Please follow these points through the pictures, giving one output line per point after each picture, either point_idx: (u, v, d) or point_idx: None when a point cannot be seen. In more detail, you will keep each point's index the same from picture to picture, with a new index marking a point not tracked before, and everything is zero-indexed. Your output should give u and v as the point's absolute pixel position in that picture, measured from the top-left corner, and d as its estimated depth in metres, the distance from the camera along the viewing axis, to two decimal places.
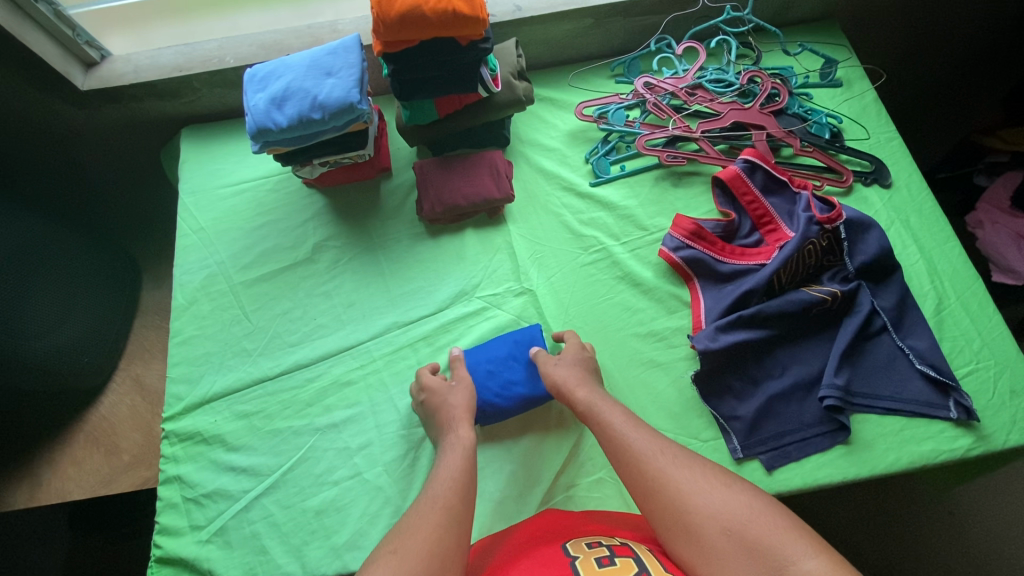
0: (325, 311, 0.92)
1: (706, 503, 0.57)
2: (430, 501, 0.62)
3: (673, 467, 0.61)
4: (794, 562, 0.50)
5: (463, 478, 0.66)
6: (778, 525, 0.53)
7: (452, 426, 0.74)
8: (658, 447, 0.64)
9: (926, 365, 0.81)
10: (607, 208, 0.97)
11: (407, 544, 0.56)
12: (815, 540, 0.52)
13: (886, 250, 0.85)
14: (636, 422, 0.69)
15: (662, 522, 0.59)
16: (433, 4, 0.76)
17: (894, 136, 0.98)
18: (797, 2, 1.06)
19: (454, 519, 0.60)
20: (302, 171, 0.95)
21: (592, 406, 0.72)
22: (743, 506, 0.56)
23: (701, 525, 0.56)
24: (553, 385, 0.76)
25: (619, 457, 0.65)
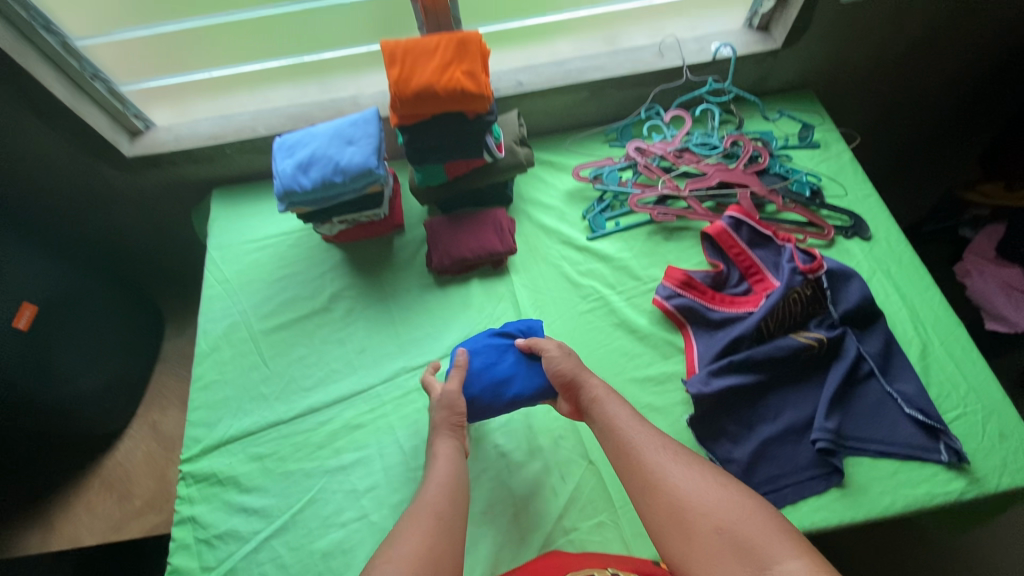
0: (338, 357, 0.98)
1: (701, 500, 0.58)
2: (423, 508, 0.64)
3: (672, 464, 0.63)
4: (779, 563, 0.50)
5: (453, 487, 0.69)
6: (770, 525, 0.54)
7: (435, 438, 0.77)
8: (659, 444, 0.66)
9: (914, 410, 0.83)
10: (603, 260, 1.04)
11: (402, 552, 0.56)
12: (802, 544, 0.51)
13: (868, 298, 0.90)
14: (641, 419, 0.71)
15: (655, 517, 0.60)
16: (444, 83, 0.86)
17: (871, 193, 1.05)
18: (773, 75, 1.17)
19: (447, 530, 0.62)
20: (322, 228, 1.04)
21: (601, 397, 0.74)
22: (736, 506, 0.56)
23: (694, 522, 0.56)
24: (562, 372, 0.78)
25: (621, 450, 0.67)
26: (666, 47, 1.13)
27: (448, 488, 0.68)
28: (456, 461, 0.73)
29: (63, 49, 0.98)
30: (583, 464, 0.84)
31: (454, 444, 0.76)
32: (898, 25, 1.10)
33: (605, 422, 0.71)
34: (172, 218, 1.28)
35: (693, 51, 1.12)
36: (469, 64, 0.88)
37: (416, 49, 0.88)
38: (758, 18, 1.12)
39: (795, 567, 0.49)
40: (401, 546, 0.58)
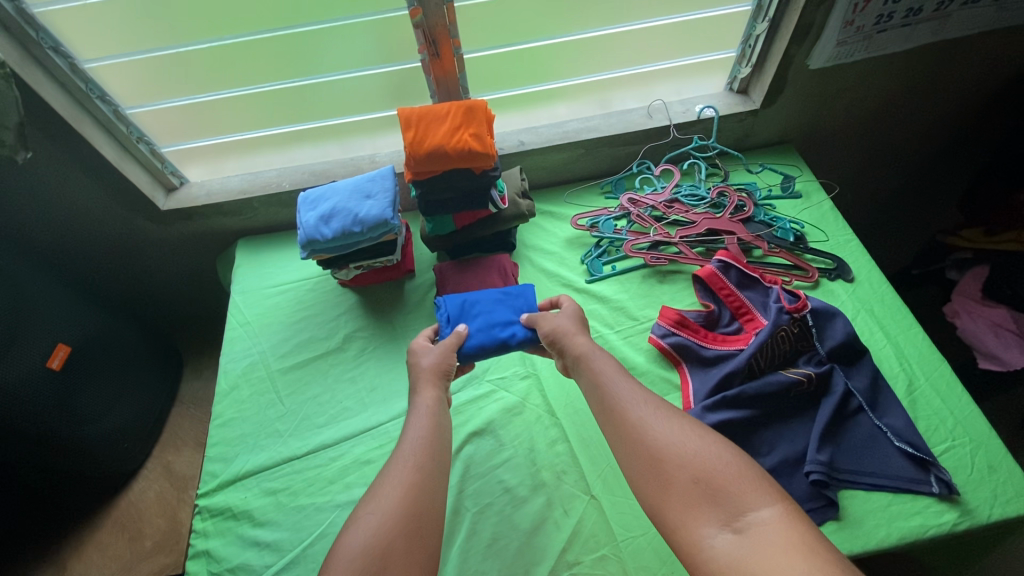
0: (351, 395, 1.03)
1: (683, 454, 0.67)
2: (401, 465, 0.73)
3: (654, 420, 0.72)
4: (752, 510, 0.60)
5: (429, 441, 0.76)
6: (742, 474, 0.64)
7: (419, 387, 0.83)
8: (644, 402, 0.75)
9: (904, 443, 0.87)
10: (601, 301, 1.10)
11: (383, 507, 0.67)
12: (769, 489, 0.62)
13: (852, 336, 0.95)
14: (625, 376, 0.81)
15: (636, 465, 0.69)
16: (455, 144, 0.96)
17: (851, 238, 1.13)
18: (755, 132, 1.27)
19: (426, 482, 0.71)
20: (339, 274, 1.11)
21: (587, 353, 0.84)
22: (715, 459, 0.66)
23: (674, 472, 0.66)
24: (549, 329, 0.90)
25: (607, 404, 0.77)
26: (654, 110, 1.24)
27: (424, 439, 0.76)
28: (436, 412, 0.80)
29: (114, 116, 1.07)
30: (585, 498, 0.88)
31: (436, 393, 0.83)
32: (868, 87, 1.20)
33: (592, 377, 0.81)
34: (197, 267, 1.35)
35: (679, 112, 1.23)
36: (476, 128, 0.98)
37: (428, 114, 0.99)
38: (738, 83, 1.24)
39: (766, 513, 0.59)
40: (381, 501, 0.68)
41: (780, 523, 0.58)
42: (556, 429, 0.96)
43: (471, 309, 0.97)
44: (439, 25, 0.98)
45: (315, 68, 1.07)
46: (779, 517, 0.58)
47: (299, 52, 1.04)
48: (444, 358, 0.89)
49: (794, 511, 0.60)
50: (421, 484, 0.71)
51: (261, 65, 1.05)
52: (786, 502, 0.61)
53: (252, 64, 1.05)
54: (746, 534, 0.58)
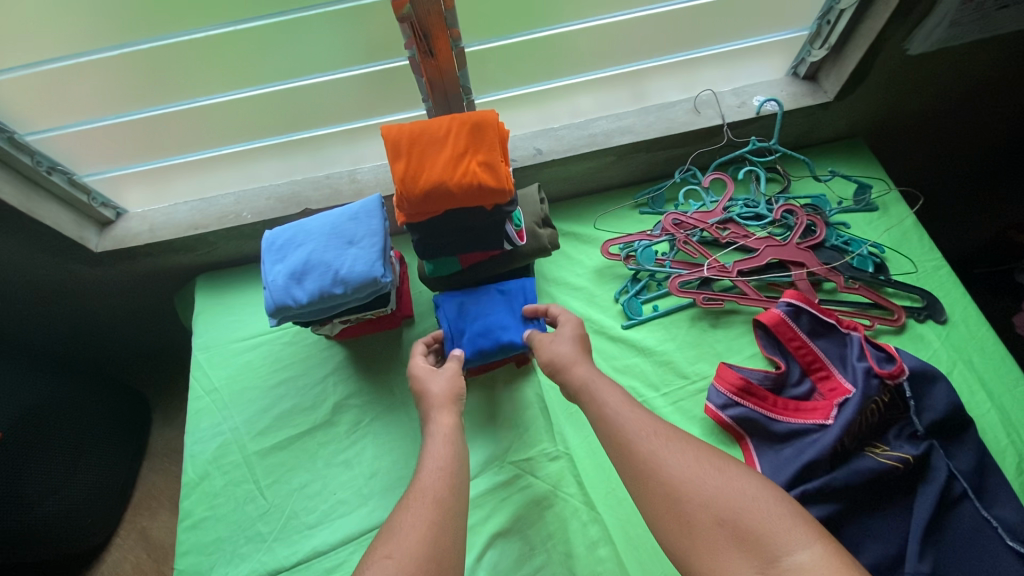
0: (345, 484, 0.85)
1: (700, 491, 0.57)
2: (421, 495, 0.63)
3: (664, 450, 0.62)
4: (788, 554, 0.50)
5: (452, 467, 0.66)
6: (774, 512, 0.54)
7: (432, 414, 0.73)
8: (650, 428, 0.65)
9: (1019, 543, 0.72)
10: (642, 353, 0.92)
11: (401, 548, 0.56)
12: (809, 526, 0.52)
13: (957, 406, 0.78)
14: (630, 401, 0.69)
15: (653, 509, 0.59)
16: (459, 178, 0.73)
17: (941, 265, 0.93)
18: (822, 126, 1.03)
19: (445, 516, 0.60)
20: (322, 329, 0.90)
21: (590, 384, 0.72)
22: (736, 493, 0.56)
23: (694, 514, 0.56)
24: (549, 359, 0.77)
25: (613, 435, 0.66)
26: (703, 103, 0.99)
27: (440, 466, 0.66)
28: (455, 438, 0.70)
29: (11, 146, 0.81)
30: None
31: (453, 418, 0.73)
32: (968, 71, 0.95)
33: (594, 411, 0.69)
34: (151, 307, 1.12)
35: (733, 106, 0.98)
36: (486, 154, 0.75)
37: (422, 137, 0.75)
38: (805, 67, 0.99)
39: (804, 558, 0.49)
40: (399, 542, 0.57)
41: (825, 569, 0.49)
42: (597, 527, 0.79)
43: (470, 311, 0.88)
44: (434, 14, 0.72)
45: (269, 71, 0.82)
46: (823, 562, 0.49)
47: (246, 49, 0.78)
48: (455, 381, 0.78)
49: (838, 552, 0.50)
50: (444, 517, 0.60)
51: (195, 70, 0.79)
52: (829, 540, 0.51)
53: (184, 71, 0.79)
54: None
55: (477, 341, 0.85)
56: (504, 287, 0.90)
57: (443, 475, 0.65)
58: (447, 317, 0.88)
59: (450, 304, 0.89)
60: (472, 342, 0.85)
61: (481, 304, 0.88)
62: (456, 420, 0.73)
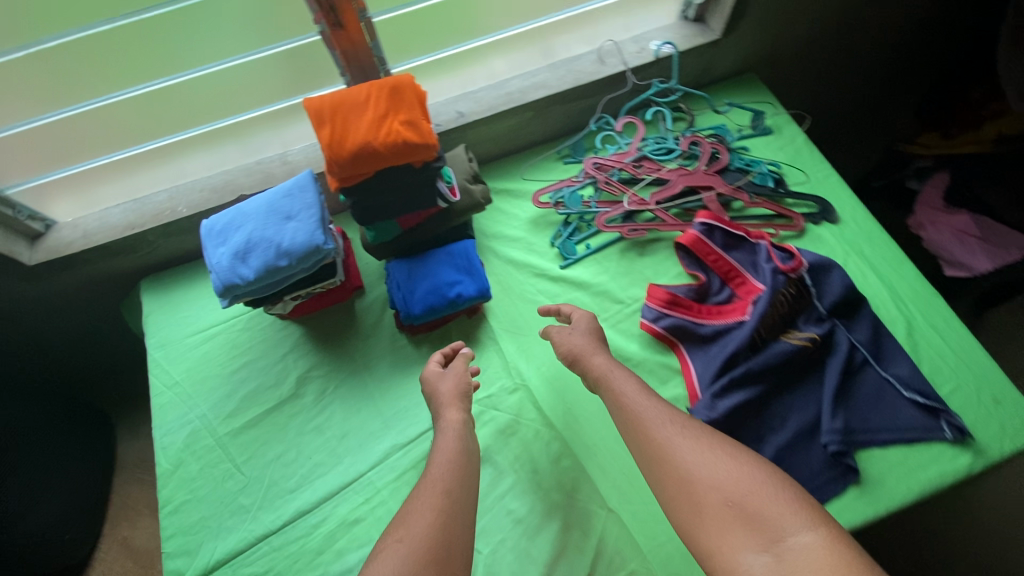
0: (320, 448, 0.89)
1: (710, 476, 0.62)
2: (431, 485, 0.69)
3: (679, 439, 0.67)
4: (790, 535, 0.55)
5: (460, 459, 0.73)
6: (781, 497, 0.59)
7: (441, 410, 0.80)
8: (667, 418, 0.71)
9: (913, 392, 0.85)
10: (582, 287, 1.00)
11: (412, 531, 0.62)
12: (814, 514, 0.57)
13: (850, 287, 0.90)
14: (648, 393, 0.76)
15: (667, 487, 0.65)
16: (384, 138, 0.78)
17: (830, 173, 1.05)
18: (717, 63, 1.13)
19: (453, 506, 0.67)
20: (275, 308, 0.94)
21: (606, 374, 0.79)
22: (745, 478, 0.61)
23: (704, 495, 0.61)
24: (567, 351, 0.84)
25: (629, 423, 0.73)
26: (606, 53, 1.07)
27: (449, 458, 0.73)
28: (464, 434, 0.77)
29: None
30: (603, 512, 0.82)
31: (461, 413, 0.79)
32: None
33: (614, 399, 0.76)
34: (94, 320, 1.11)
35: (634, 53, 1.06)
36: (407, 113, 0.80)
37: (344, 105, 0.80)
38: (692, 9, 1.08)
39: (806, 539, 0.54)
40: (410, 527, 0.63)
41: (822, 551, 0.53)
42: (558, 443, 0.87)
43: (418, 272, 0.92)
44: None
45: (184, 58, 0.84)
46: (823, 544, 0.53)
47: (159, 37, 0.81)
48: (460, 379, 0.84)
49: (837, 540, 0.54)
50: (447, 499, 0.67)
51: (108, 64, 0.81)
52: (832, 529, 0.55)
53: (96, 66, 0.81)
54: (784, 563, 0.53)
55: (427, 296, 0.89)
56: (447, 247, 0.95)
57: (451, 468, 0.72)
58: (397, 279, 0.92)
59: (399, 269, 0.93)
60: (422, 298, 0.89)
61: (427, 266, 0.92)
62: (464, 415, 0.80)
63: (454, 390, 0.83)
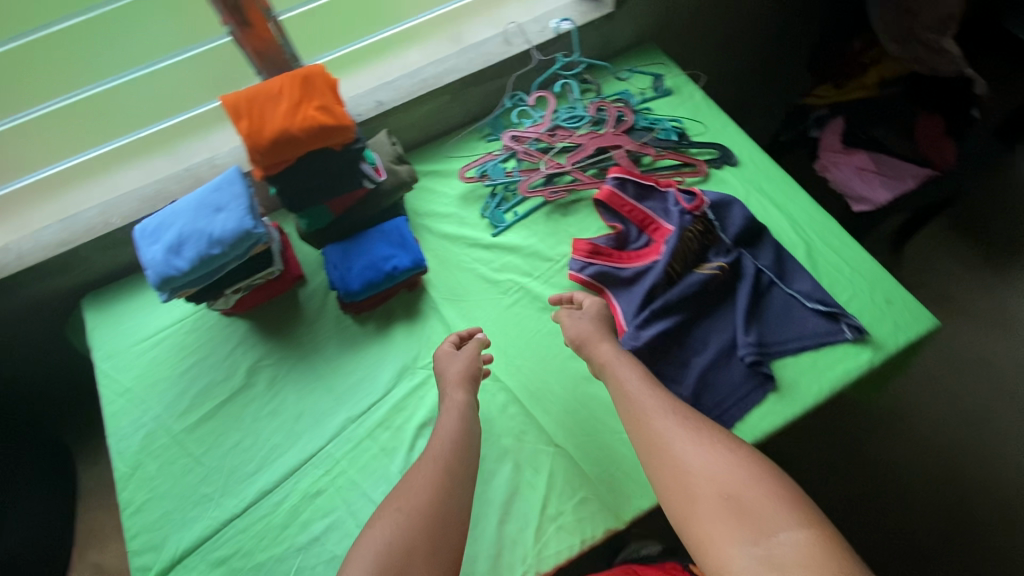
0: (276, 430, 0.92)
1: (708, 470, 0.65)
2: (432, 460, 0.74)
3: (680, 432, 0.70)
4: (780, 532, 0.57)
5: (462, 438, 0.77)
6: (774, 495, 0.61)
7: (448, 391, 0.84)
8: (671, 411, 0.74)
9: (816, 303, 0.93)
10: (514, 252, 1.06)
11: (411, 500, 0.69)
12: (806, 515, 0.59)
13: (750, 218, 0.99)
14: (653, 386, 0.79)
15: (664, 477, 0.68)
16: (300, 122, 0.84)
17: (727, 123, 1.14)
18: (616, 35, 1.22)
19: (452, 478, 0.73)
20: (218, 304, 0.97)
21: (611, 363, 0.82)
22: (741, 474, 0.64)
23: (700, 486, 0.64)
24: (575, 333, 0.88)
25: (631, 411, 0.76)
26: (511, 35, 1.15)
27: (455, 436, 0.77)
28: (467, 413, 0.81)
29: None
30: (551, 449, 0.88)
31: (466, 396, 0.83)
32: None
33: (617, 387, 0.79)
34: (39, 347, 1.12)
35: (536, 32, 1.15)
36: (320, 99, 0.86)
37: (258, 97, 0.85)
38: None
39: (793, 537, 0.56)
40: (407, 496, 0.70)
41: (806, 550, 0.55)
42: (504, 393, 0.93)
43: (354, 252, 0.97)
44: None
45: (108, 66, 0.95)
46: (811, 544, 0.56)
47: (83, 48, 0.93)
48: (470, 362, 0.87)
49: (826, 542, 0.56)
50: (446, 474, 0.73)
51: (40, 76, 0.92)
52: (823, 530, 0.57)
53: (28, 76, 0.92)
54: (773, 556, 0.55)
55: (364, 273, 0.94)
56: (380, 227, 1.00)
57: (452, 445, 0.76)
58: (335, 262, 0.96)
59: (336, 252, 0.98)
60: (360, 275, 0.94)
61: (363, 246, 0.97)
62: (468, 395, 0.83)
63: (459, 374, 0.85)
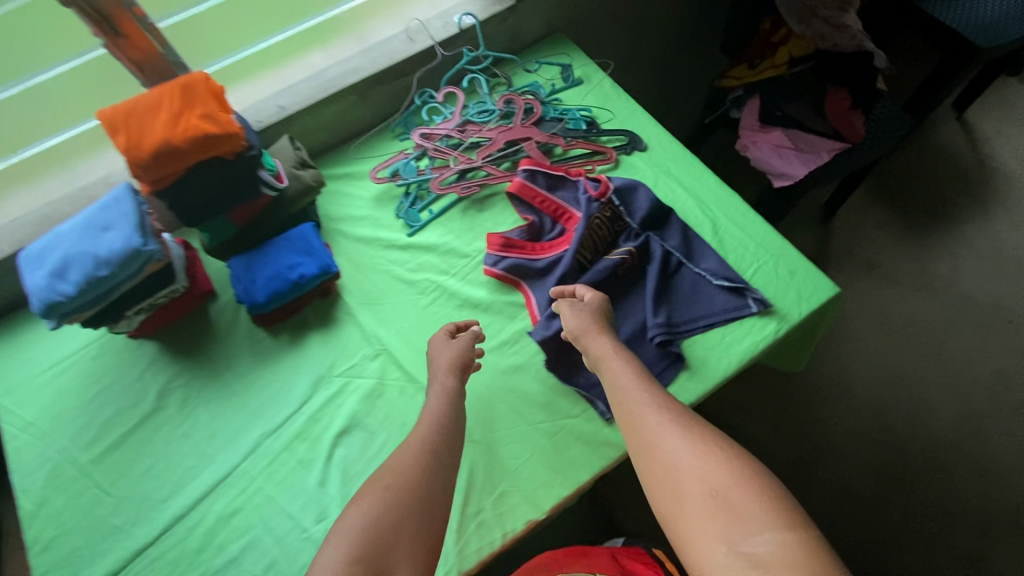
0: (189, 452, 0.89)
1: (698, 467, 0.64)
2: (425, 439, 0.76)
3: (672, 429, 0.69)
4: (765, 532, 0.56)
5: (449, 421, 0.79)
6: (763, 494, 0.59)
7: (436, 376, 0.85)
8: (667, 407, 0.73)
9: (722, 279, 0.95)
10: (430, 250, 1.05)
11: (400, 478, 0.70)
12: (795, 518, 0.57)
13: (655, 201, 1.01)
14: (649, 383, 0.78)
15: (654, 475, 0.67)
16: (181, 133, 0.81)
17: (636, 109, 1.16)
18: (523, 28, 1.22)
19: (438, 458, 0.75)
20: (120, 327, 0.93)
21: (608, 359, 0.81)
22: (731, 473, 0.62)
23: (689, 484, 0.63)
24: (572, 323, 0.87)
25: (626, 407, 0.75)
26: (414, 32, 1.14)
27: (438, 421, 0.79)
28: (453, 398, 0.82)
29: None
30: (470, 447, 0.88)
31: (456, 383, 0.83)
32: None
33: (613, 383, 0.79)
34: None
35: (439, 28, 1.14)
36: (203, 108, 0.83)
37: (137, 110, 0.81)
38: None
39: (776, 539, 0.55)
40: (395, 474, 0.71)
41: (789, 553, 0.54)
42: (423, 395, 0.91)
43: (258, 264, 0.94)
44: None
45: None
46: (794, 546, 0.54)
47: None
48: (461, 352, 0.87)
49: (812, 546, 0.54)
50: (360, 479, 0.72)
51: None
52: (811, 534, 0.55)
53: None
54: (755, 557, 0.54)
55: (269, 283, 0.93)
56: (285, 235, 0.98)
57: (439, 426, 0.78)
58: (239, 275, 0.94)
59: (239, 265, 0.95)
60: (265, 286, 0.92)
61: (267, 256, 0.95)
62: (457, 384, 0.84)
63: (451, 361, 0.86)
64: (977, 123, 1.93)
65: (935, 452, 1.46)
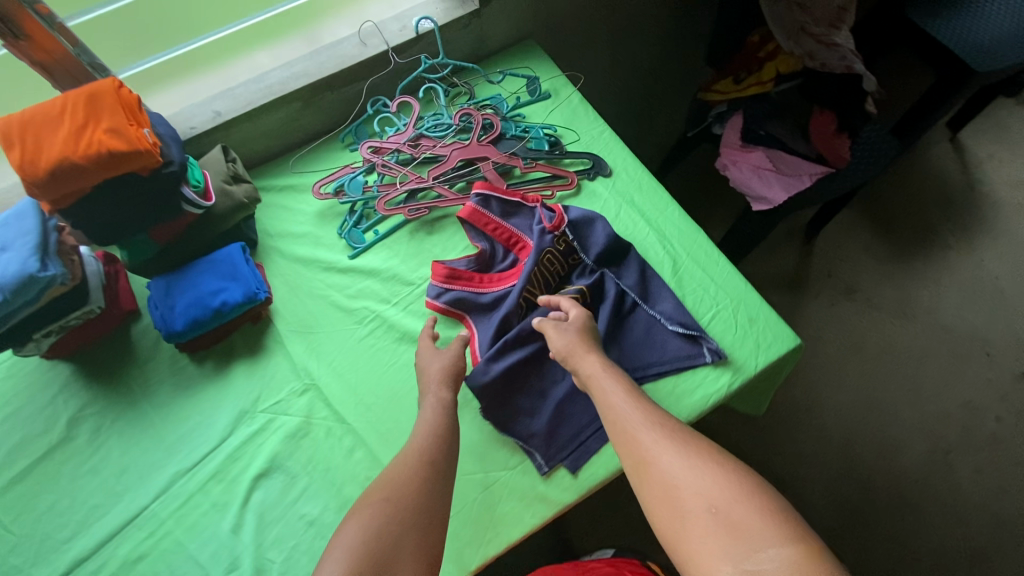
0: (97, 489, 0.84)
1: (697, 483, 0.59)
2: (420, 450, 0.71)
3: (667, 445, 0.64)
4: (771, 547, 0.51)
5: (446, 431, 0.75)
6: (766, 507, 0.55)
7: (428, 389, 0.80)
8: (660, 423, 0.67)
9: (677, 325, 0.90)
10: (372, 275, 0.98)
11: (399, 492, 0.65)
12: (801, 530, 0.53)
13: (613, 235, 0.94)
14: (641, 399, 0.72)
15: (649, 495, 0.62)
16: (83, 149, 0.73)
17: (603, 129, 1.09)
18: (489, 34, 1.14)
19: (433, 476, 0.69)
20: (27, 349, 0.87)
21: (597, 376, 0.76)
22: (732, 487, 0.57)
23: (688, 502, 0.58)
24: (558, 346, 0.81)
25: (617, 426, 0.69)
26: (367, 34, 1.05)
27: (435, 433, 0.74)
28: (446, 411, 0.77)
29: None
30: None
31: (450, 394, 0.79)
32: None
33: (603, 400, 0.73)
34: None
35: (395, 32, 1.05)
36: (110, 121, 0.75)
37: (35, 120, 0.74)
38: None
39: (783, 555, 0.50)
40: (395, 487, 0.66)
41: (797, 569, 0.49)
42: (351, 437, 0.85)
43: (178, 288, 0.88)
44: None
45: None
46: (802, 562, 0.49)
47: None
48: (454, 360, 0.83)
49: (822, 560, 0.50)
50: None
51: None
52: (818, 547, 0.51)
53: None
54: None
55: (189, 310, 0.86)
56: (210, 257, 0.91)
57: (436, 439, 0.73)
58: (157, 300, 0.87)
59: (159, 288, 0.89)
60: (185, 312, 0.86)
61: (188, 280, 0.88)
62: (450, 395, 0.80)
63: (442, 371, 0.82)
64: (971, 144, 1.87)
65: (902, 488, 1.42)
